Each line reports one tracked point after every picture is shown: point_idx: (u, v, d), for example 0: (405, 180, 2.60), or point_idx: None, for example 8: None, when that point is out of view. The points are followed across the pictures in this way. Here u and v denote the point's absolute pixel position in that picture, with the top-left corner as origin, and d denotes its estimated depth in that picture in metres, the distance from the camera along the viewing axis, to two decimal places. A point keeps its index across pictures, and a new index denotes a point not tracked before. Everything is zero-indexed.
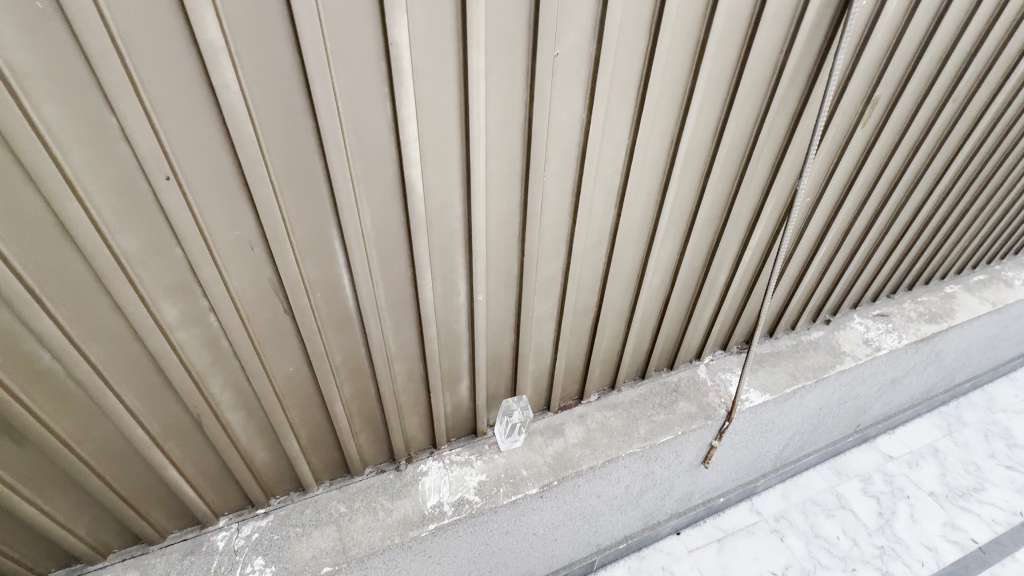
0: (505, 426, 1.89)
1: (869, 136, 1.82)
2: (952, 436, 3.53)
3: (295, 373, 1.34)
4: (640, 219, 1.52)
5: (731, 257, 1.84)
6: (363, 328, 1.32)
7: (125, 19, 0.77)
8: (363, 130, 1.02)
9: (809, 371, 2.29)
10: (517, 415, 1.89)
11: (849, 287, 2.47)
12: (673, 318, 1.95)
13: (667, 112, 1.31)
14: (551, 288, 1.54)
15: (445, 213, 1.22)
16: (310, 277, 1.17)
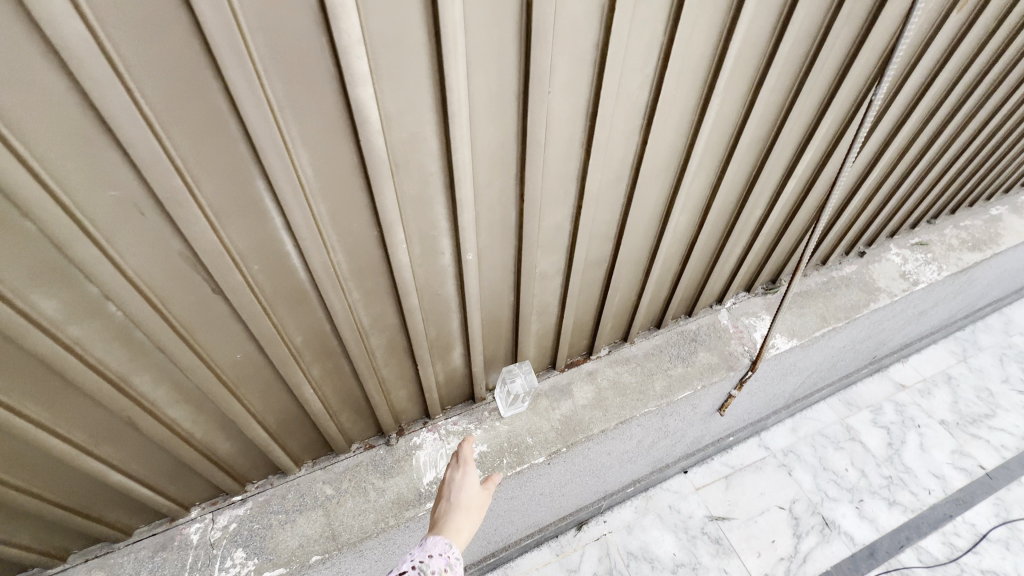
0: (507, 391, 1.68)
1: (963, 23, 1.43)
2: (967, 362, 3.42)
3: (246, 360, 1.08)
4: (670, 147, 1.19)
5: (771, 188, 1.53)
6: (324, 303, 1.05)
7: None
8: (278, 32, 0.67)
9: (841, 311, 2.06)
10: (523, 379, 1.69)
11: (892, 214, 2.17)
12: (697, 261, 1.68)
13: None
14: (557, 239, 1.25)
15: (416, 150, 0.89)
16: (239, 247, 0.87)
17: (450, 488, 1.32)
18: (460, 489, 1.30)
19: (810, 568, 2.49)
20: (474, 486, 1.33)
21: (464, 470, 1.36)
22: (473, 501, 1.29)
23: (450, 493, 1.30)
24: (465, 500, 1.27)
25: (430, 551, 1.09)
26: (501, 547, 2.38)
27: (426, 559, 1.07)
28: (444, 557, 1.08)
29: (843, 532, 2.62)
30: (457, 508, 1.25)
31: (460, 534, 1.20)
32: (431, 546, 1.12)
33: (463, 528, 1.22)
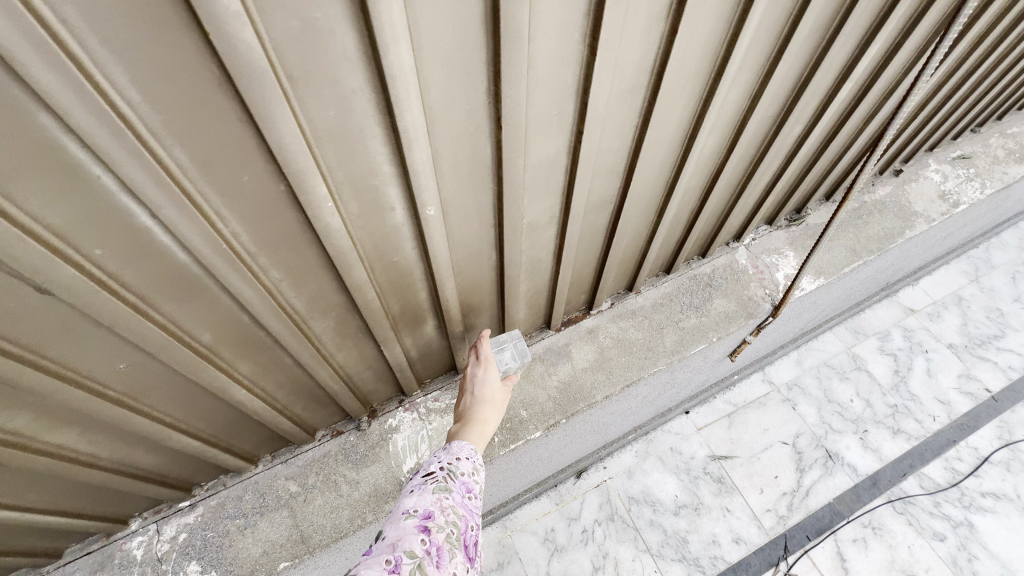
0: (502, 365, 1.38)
1: None
2: (979, 281, 3.25)
3: (139, 369, 0.80)
4: (705, 39, 0.84)
5: (821, 96, 1.20)
6: (228, 290, 0.75)
7: None
8: None
9: (874, 242, 1.80)
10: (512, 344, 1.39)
11: (940, 124, 1.84)
12: (720, 194, 1.37)
13: None
14: (549, 179, 0.94)
15: (321, 54, 0.55)
16: (55, 227, 0.55)
17: (471, 379, 1.15)
18: (481, 383, 1.12)
19: (812, 501, 2.45)
20: (497, 379, 1.15)
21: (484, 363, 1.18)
22: (496, 396, 1.12)
23: (471, 385, 1.13)
24: (487, 395, 1.10)
25: (458, 454, 0.90)
26: (498, 504, 2.30)
27: (455, 460, 0.88)
28: (473, 462, 0.90)
29: (846, 464, 2.56)
30: (480, 401, 1.08)
31: (485, 431, 1.03)
32: (455, 446, 0.92)
33: (489, 423, 1.05)
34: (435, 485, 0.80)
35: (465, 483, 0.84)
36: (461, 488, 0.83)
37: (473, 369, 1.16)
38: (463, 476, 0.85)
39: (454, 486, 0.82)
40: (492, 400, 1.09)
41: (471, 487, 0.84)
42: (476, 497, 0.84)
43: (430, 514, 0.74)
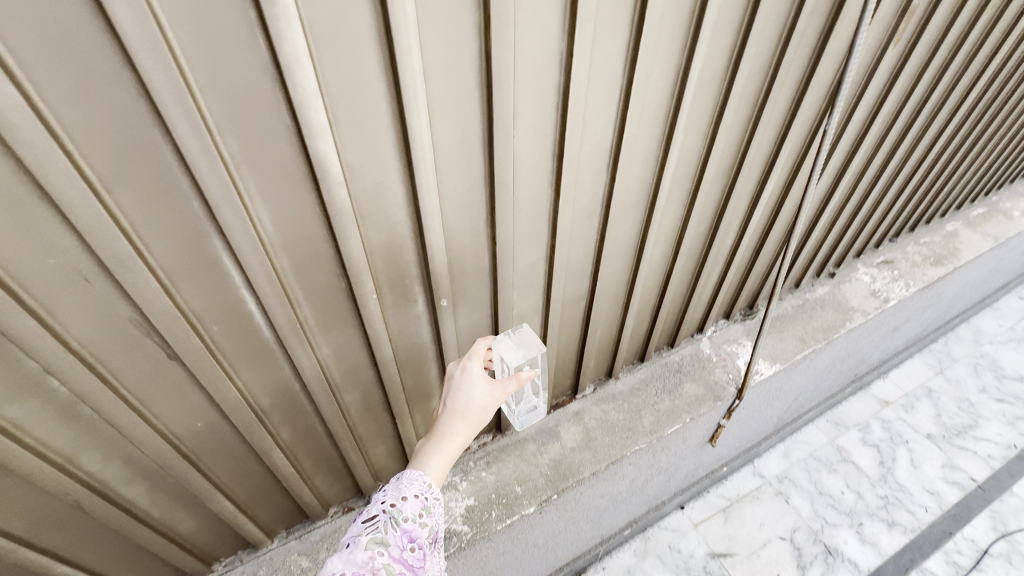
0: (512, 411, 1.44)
1: (901, 55, 1.51)
2: (944, 373, 3.48)
3: (207, 427, 1.01)
4: (638, 183, 1.20)
5: (740, 217, 1.57)
6: (291, 362, 1.00)
7: None
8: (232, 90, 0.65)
9: (819, 333, 2.08)
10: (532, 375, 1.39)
11: (856, 235, 2.25)
12: (675, 292, 1.68)
13: (671, 39, 0.98)
14: (534, 280, 1.24)
15: (381, 200, 0.87)
16: (196, 309, 0.82)
17: (451, 386, 1.03)
18: (456, 392, 1.00)
19: None
20: (476, 386, 1.01)
21: (468, 367, 1.05)
22: (474, 407, 0.98)
23: (449, 392, 1.02)
24: (461, 406, 0.98)
25: (406, 492, 0.85)
26: None
27: (400, 501, 0.84)
28: (423, 501, 0.86)
29: (846, 560, 2.54)
30: (447, 414, 0.97)
31: (447, 453, 0.94)
32: (407, 480, 0.88)
33: (454, 442, 0.94)
34: (372, 538, 0.79)
35: (407, 531, 0.82)
36: (402, 538, 0.81)
37: (455, 373, 1.04)
38: (406, 522, 0.83)
39: (392, 538, 0.80)
40: (462, 414, 0.97)
41: (413, 535, 0.82)
42: (419, 545, 0.83)
43: None
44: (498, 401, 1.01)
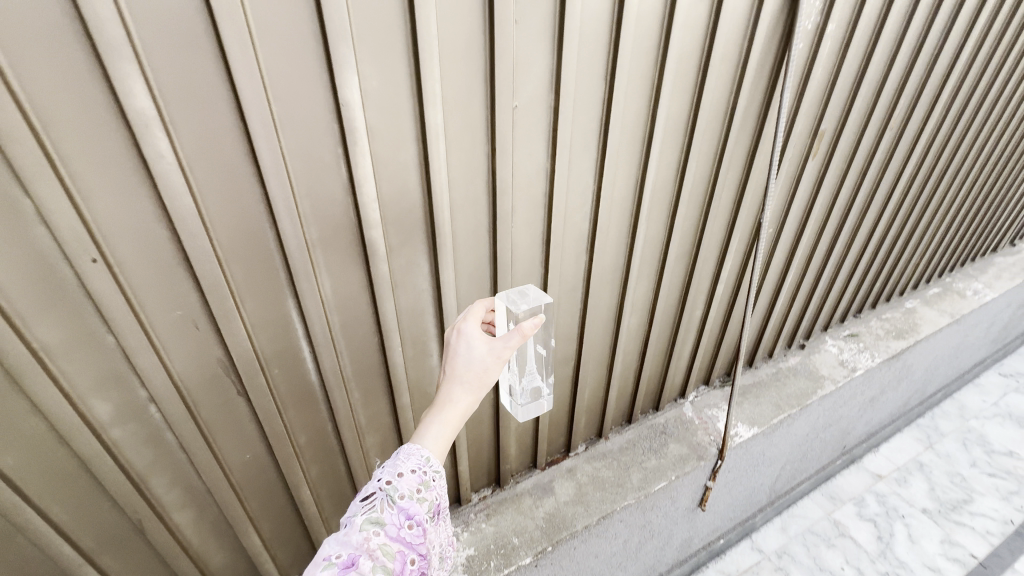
0: (511, 396, 1.27)
1: (819, 165, 1.82)
2: (934, 448, 3.56)
3: (252, 459, 1.20)
4: (612, 262, 1.49)
5: (705, 292, 1.85)
6: (328, 403, 1.22)
7: (41, 96, 0.69)
8: (316, 195, 0.95)
9: (793, 399, 2.26)
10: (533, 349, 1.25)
11: (818, 311, 2.51)
12: (654, 357, 1.91)
13: (630, 158, 1.30)
14: None
15: (410, 273, 1.15)
16: (266, 354, 1.07)
17: (450, 347, 0.91)
18: (453, 355, 0.89)
19: None
20: (475, 347, 0.88)
21: (465, 327, 0.92)
22: (475, 370, 0.86)
23: (447, 354, 0.90)
24: (460, 370, 0.86)
25: (402, 468, 0.79)
26: None
27: (396, 477, 0.78)
28: (421, 476, 0.79)
29: None
30: (444, 382, 0.87)
31: (449, 425, 0.84)
32: (404, 455, 0.81)
33: (455, 413, 0.84)
34: (367, 518, 0.74)
35: (404, 509, 0.77)
36: (399, 516, 0.76)
37: (452, 335, 0.92)
38: (403, 499, 0.77)
39: (389, 516, 0.75)
40: (461, 380, 0.85)
41: (412, 512, 0.77)
42: (418, 523, 0.77)
43: (353, 562, 0.70)
44: (502, 362, 0.88)
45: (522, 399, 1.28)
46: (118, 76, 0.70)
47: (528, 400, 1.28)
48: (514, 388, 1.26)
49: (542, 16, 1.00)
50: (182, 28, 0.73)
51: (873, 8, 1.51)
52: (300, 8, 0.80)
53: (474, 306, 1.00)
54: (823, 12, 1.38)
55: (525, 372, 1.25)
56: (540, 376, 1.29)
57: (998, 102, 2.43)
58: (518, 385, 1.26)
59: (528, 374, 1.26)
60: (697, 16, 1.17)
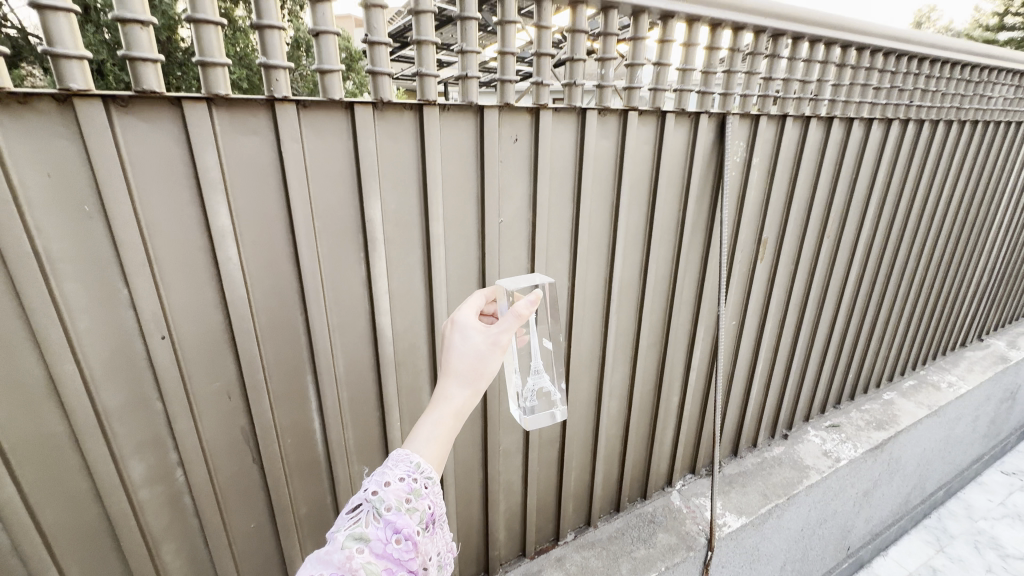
0: (518, 403, 1.21)
1: (769, 267, 2.08)
2: (945, 552, 3.41)
3: (256, 529, 1.29)
4: (590, 349, 1.69)
5: (679, 378, 2.02)
6: (330, 473, 1.34)
7: (152, 215, 0.95)
8: (340, 287, 1.19)
9: (780, 488, 2.29)
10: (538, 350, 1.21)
11: (796, 400, 2.64)
12: (637, 441, 2.01)
13: (598, 260, 1.57)
14: (515, 421, 1.63)
15: (412, 354, 1.35)
16: (282, 424, 1.22)
17: (446, 339, 0.93)
18: (452, 345, 0.92)
19: None
20: (473, 336, 0.92)
21: (460, 319, 0.94)
22: (474, 364, 0.90)
23: (445, 347, 0.92)
24: (459, 366, 0.89)
25: (390, 476, 0.80)
26: None
27: (382, 488, 0.78)
28: (410, 484, 0.80)
29: None
30: (443, 375, 0.90)
31: (448, 420, 0.87)
32: (393, 463, 0.82)
33: (454, 406, 0.87)
34: (350, 534, 0.73)
35: (391, 522, 0.76)
36: (386, 530, 0.75)
37: (447, 327, 0.94)
38: (390, 511, 0.77)
39: (375, 530, 0.75)
40: (460, 371, 0.89)
41: (399, 525, 0.76)
42: (406, 536, 0.76)
43: None
44: (500, 350, 0.92)
45: (529, 407, 1.22)
46: (209, 202, 0.98)
47: (537, 408, 1.23)
48: (521, 394, 1.21)
49: (521, 156, 1.32)
50: (259, 169, 1.02)
51: (791, 145, 1.88)
52: (343, 155, 1.10)
53: (472, 294, 1.03)
54: (748, 149, 1.74)
55: (532, 375, 1.21)
56: (547, 379, 1.25)
57: (931, 215, 2.77)
58: (524, 390, 1.20)
59: (534, 377, 1.21)
60: (644, 153, 1.51)
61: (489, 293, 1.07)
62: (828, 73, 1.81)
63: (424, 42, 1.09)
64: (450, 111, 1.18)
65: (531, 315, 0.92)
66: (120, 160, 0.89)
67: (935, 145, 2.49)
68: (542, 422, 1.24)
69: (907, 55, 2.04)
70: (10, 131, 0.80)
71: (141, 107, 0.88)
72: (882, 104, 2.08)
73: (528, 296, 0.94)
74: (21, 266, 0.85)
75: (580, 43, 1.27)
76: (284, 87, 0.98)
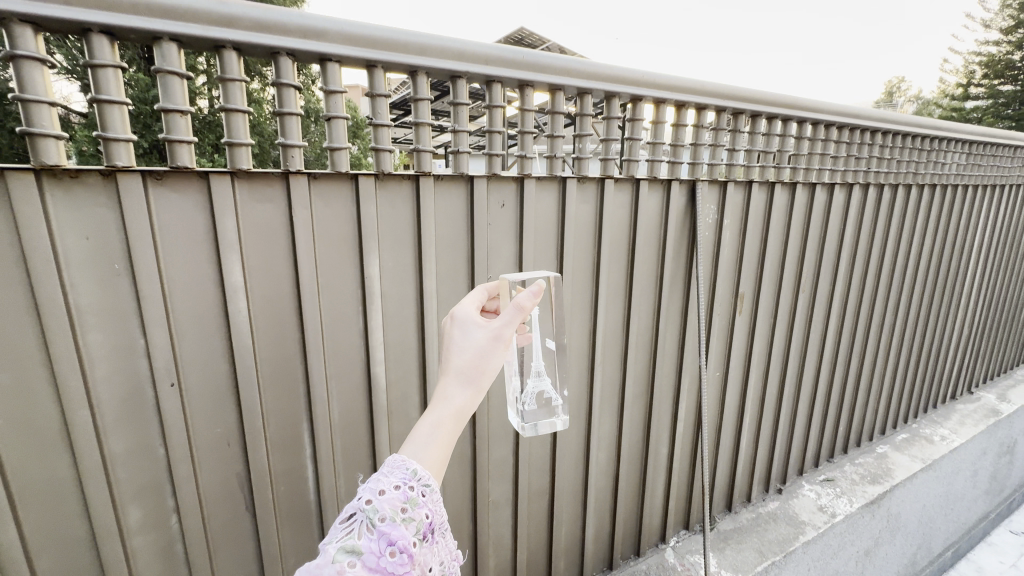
0: (517, 407, 1.25)
1: (749, 320, 2.18)
2: None
3: None
4: (576, 399, 1.75)
5: (667, 429, 2.06)
6: (320, 523, 1.36)
7: (173, 272, 1.06)
8: (338, 338, 1.28)
9: (776, 545, 2.23)
10: (540, 351, 1.25)
11: (788, 454, 2.65)
12: (627, 494, 2.02)
13: (582, 313, 1.67)
14: (504, 471, 1.66)
15: (404, 402, 1.42)
16: (277, 471, 1.27)
17: (447, 337, 0.94)
18: (453, 342, 0.93)
19: None
20: (475, 332, 0.92)
21: (461, 317, 0.95)
22: (474, 359, 0.90)
23: (446, 345, 0.93)
24: (459, 361, 0.89)
25: (384, 485, 0.75)
26: None
27: (376, 497, 0.74)
28: (405, 493, 0.76)
29: None
30: (444, 372, 0.90)
31: (449, 420, 0.86)
32: (388, 470, 0.78)
33: (456, 404, 0.86)
34: (342, 547, 0.70)
35: (386, 534, 0.72)
36: (379, 542, 0.71)
37: (448, 325, 0.96)
38: (383, 522, 0.73)
39: (367, 542, 0.71)
40: (462, 369, 0.89)
41: (394, 537, 0.72)
42: (402, 547, 0.72)
43: None
44: (501, 345, 0.92)
45: (529, 411, 1.26)
46: (225, 260, 1.09)
47: (535, 413, 1.27)
48: (520, 398, 1.25)
49: (508, 219, 1.45)
50: (271, 232, 1.14)
51: (760, 207, 2.04)
52: (347, 219, 1.23)
53: (473, 293, 1.06)
54: (718, 212, 1.90)
55: (531, 377, 1.25)
56: (546, 382, 1.29)
57: (903, 271, 2.91)
58: (524, 393, 1.25)
59: (534, 380, 1.25)
60: (620, 216, 1.66)
61: (490, 289, 1.11)
62: (787, 145, 2.00)
63: (422, 123, 1.25)
64: (444, 181, 1.33)
65: (533, 308, 0.93)
66: (151, 224, 1.01)
67: (897, 206, 2.67)
68: (539, 426, 1.28)
69: (860, 128, 2.26)
70: (60, 201, 0.92)
71: (173, 179, 1.02)
72: (842, 170, 2.28)
73: (528, 288, 0.95)
74: (53, 317, 0.94)
75: (560, 123, 1.44)
76: (298, 162, 1.13)
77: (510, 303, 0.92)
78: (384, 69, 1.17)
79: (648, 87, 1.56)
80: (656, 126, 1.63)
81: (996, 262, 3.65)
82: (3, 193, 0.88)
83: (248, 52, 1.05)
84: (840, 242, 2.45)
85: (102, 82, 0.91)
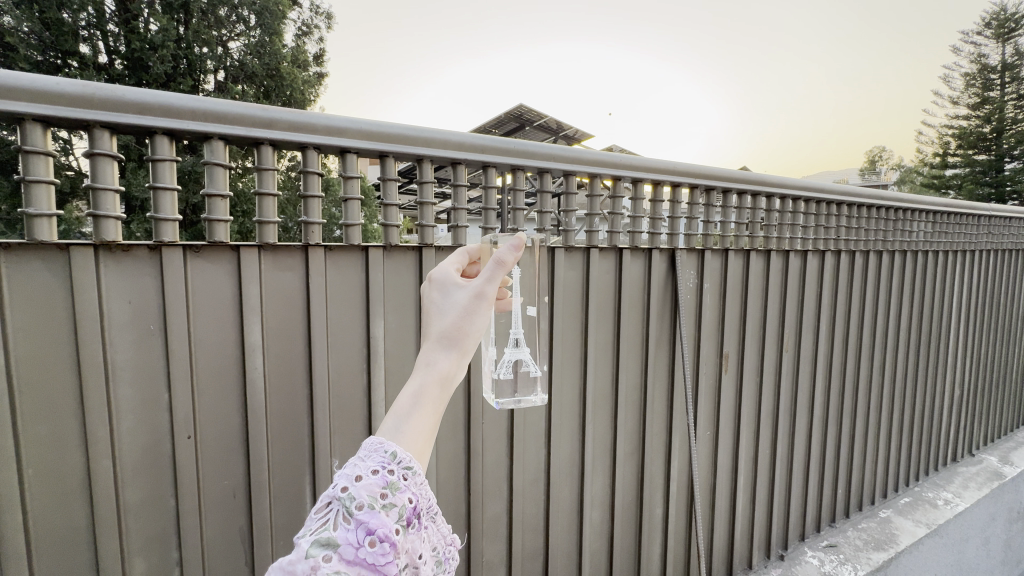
0: (492, 376, 1.25)
1: (736, 379, 2.27)
2: None
3: None
4: (569, 455, 1.81)
5: (660, 488, 2.08)
6: None
7: (200, 331, 1.18)
8: (344, 395, 1.38)
9: None
10: (518, 317, 1.23)
11: (787, 517, 2.63)
12: (623, 557, 2.00)
13: (572, 371, 1.77)
14: (498, 529, 1.68)
15: None
16: (278, 524, 1.32)
17: (428, 301, 0.95)
18: (434, 306, 0.93)
19: None
20: (455, 292, 0.93)
21: (440, 278, 0.96)
22: (456, 322, 0.91)
23: (428, 309, 0.94)
24: (441, 325, 0.90)
25: (361, 471, 0.73)
26: None
27: (352, 484, 0.71)
28: (385, 477, 0.73)
29: None
30: (426, 339, 0.90)
31: (432, 386, 0.86)
32: (365, 455, 0.76)
33: (439, 369, 0.87)
34: (316, 541, 0.66)
35: (364, 523, 0.68)
36: (357, 533, 0.68)
37: (429, 288, 0.97)
38: (362, 511, 0.69)
39: (345, 533, 0.67)
40: (444, 334, 0.90)
41: (372, 526, 0.68)
42: (380, 538, 0.68)
43: None
44: (483, 304, 0.93)
45: (506, 379, 1.26)
46: (246, 321, 1.22)
47: (512, 384, 1.27)
48: (496, 366, 1.24)
49: None
50: (290, 297, 1.28)
51: (738, 273, 2.20)
52: (356, 284, 1.37)
53: (453, 255, 1.06)
54: (698, 276, 2.05)
55: (509, 347, 1.24)
56: (527, 352, 1.27)
57: (887, 330, 3.00)
58: (499, 362, 1.24)
59: (510, 349, 1.24)
60: (606, 281, 1.81)
61: (471, 252, 1.11)
62: (759, 216, 2.19)
63: (426, 203, 1.45)
64: (445, 251, 1.49)
65: (514, 263, 0.95)
66: (186, 289, 1.15)
67: (872, 270, 2.83)
68: (520, 399, 1.28)
69: (826, 201, 2.47)
70: (111, 268, 1.07)
71: (209, 251, 1.17)
72: (814, 238, 2.46)
73: (509, 243, 0.95)
74: (92, 371, 1.06)
75: (547, 200, 1.64)
76: (316, 236, 1.29)
77: (491, 258, 0.93)
78: (394, 158, 1.37)
79: (627, 168, 1.74)
80: (635, 202, 1.81)
81: (981, 323, 3.75)
82: (66, 264, 1.03)
83: (282, 146, 1.25)
84: (821, 304, 2.57)
85: (159, 172, 1.09)
